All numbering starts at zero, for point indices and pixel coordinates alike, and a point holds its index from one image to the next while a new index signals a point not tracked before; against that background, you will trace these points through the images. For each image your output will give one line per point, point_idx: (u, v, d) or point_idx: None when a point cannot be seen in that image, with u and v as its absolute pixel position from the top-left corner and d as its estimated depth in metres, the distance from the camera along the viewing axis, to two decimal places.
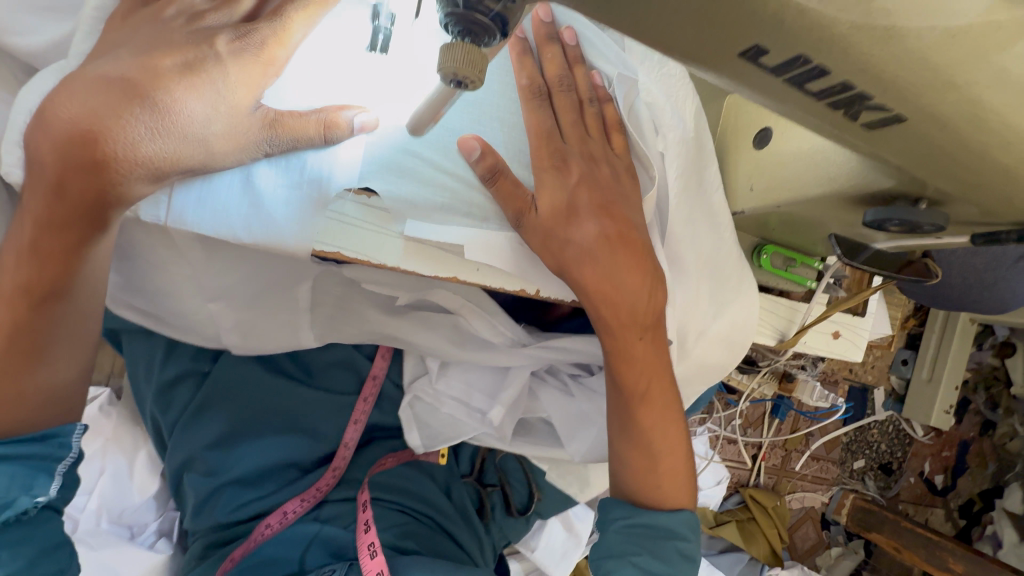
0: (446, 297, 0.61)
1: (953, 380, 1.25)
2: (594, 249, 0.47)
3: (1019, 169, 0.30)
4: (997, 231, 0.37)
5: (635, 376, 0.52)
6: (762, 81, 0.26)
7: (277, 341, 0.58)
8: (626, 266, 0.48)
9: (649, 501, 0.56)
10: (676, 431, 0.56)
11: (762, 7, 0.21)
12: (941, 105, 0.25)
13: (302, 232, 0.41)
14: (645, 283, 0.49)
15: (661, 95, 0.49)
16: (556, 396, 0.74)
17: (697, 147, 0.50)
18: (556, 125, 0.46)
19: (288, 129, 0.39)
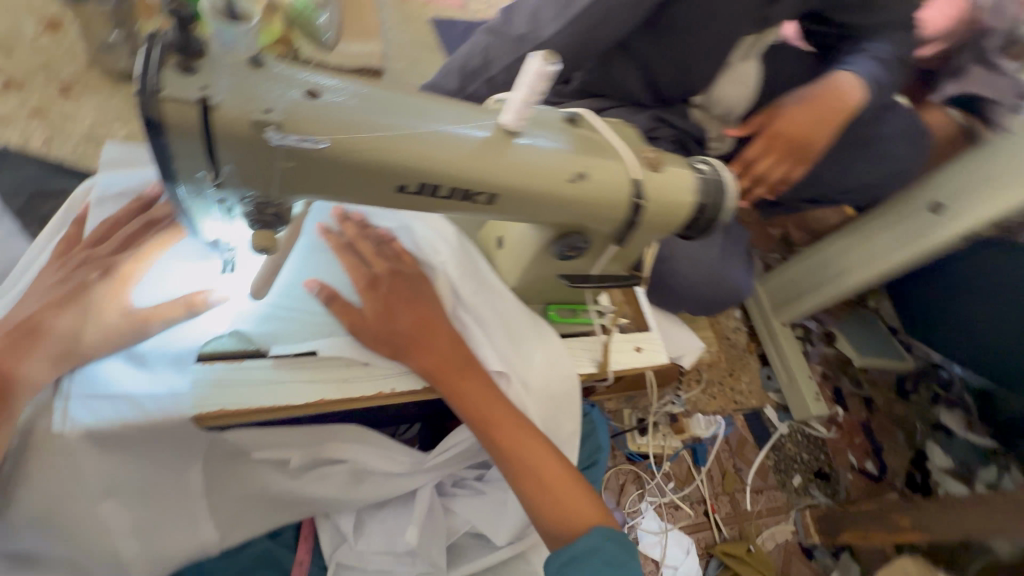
0: (340, 445, 0.73)
1: (803, 372, 1.52)
2: (409, 329, 0.64)
3: (579, 197, 0.57)
4: (620, 232, 0.65)
5: (489, 417, 0.64)
6: (418, 201, 0.51)
7: (177, 540, 0.61)
8: (429, 332, 0.65)
9: (546, 521, 0.63)
10: (542, 446, 0.66)
11: (384, 170, 0.46)
12: (504, 183, 0.52)
13: (182, 400, 0.55)
14: (453, 340, 0.66)
15: (429, 232, 0.75)
16: (471, 498, 0.81)
17: (465, 251, 0.75)
18: (362, 259, 0.67)
19: (158, 316, 0.56)
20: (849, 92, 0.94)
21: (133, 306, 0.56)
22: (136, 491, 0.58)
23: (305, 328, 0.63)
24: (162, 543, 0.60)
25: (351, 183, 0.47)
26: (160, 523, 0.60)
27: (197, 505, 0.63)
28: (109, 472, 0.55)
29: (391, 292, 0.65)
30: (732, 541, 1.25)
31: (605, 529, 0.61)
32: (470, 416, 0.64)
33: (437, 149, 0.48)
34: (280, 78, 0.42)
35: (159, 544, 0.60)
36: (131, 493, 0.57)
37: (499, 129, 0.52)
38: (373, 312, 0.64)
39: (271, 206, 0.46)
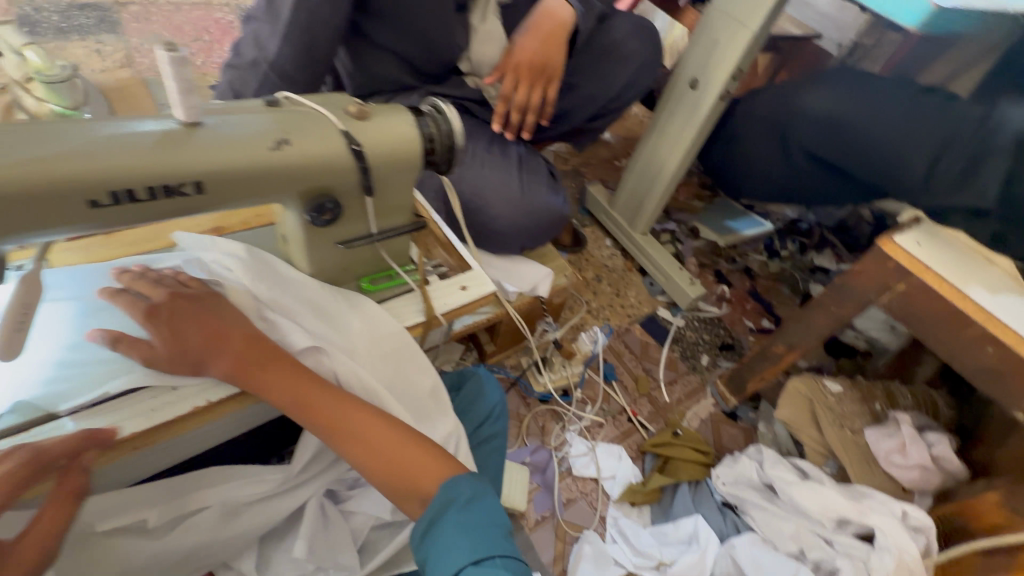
0: (210, 493, 0.73)
1: (674, 266, 1.65)
2: (197, 342, 0.65)
3: (293, 161, 0.63)
4: (363, 181, 0.71)
5: (312, 401, 0.68)
6: (123, 209, 0.55)
7: None
8: (216, 342, 0.66)
9: (381, 472, 0.66)
10: (368, 409, 0.69)
11: (61, 189, 0.50)
12: (203, 168, 0.57)
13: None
14: (249, 341, 0.68)
15: (216, 253, 0.77)
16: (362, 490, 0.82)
17: (255, 256, 0.77)
18: (139, 295, 0.66)
19: None
20: (559, 13, 1.07)
21: None
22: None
23: (98, 380, 0.65)
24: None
25: (32, 212, 0.50)
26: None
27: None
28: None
29: (172, 327, 0.65)
30: (657, 433, 1.30)
31: (451, 481, 0.64)
32: (288, 404, 0.67)
33: (109, 157, 0.52)
34: None
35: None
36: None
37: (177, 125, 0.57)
38: (174, 345, 0.65)
39: None
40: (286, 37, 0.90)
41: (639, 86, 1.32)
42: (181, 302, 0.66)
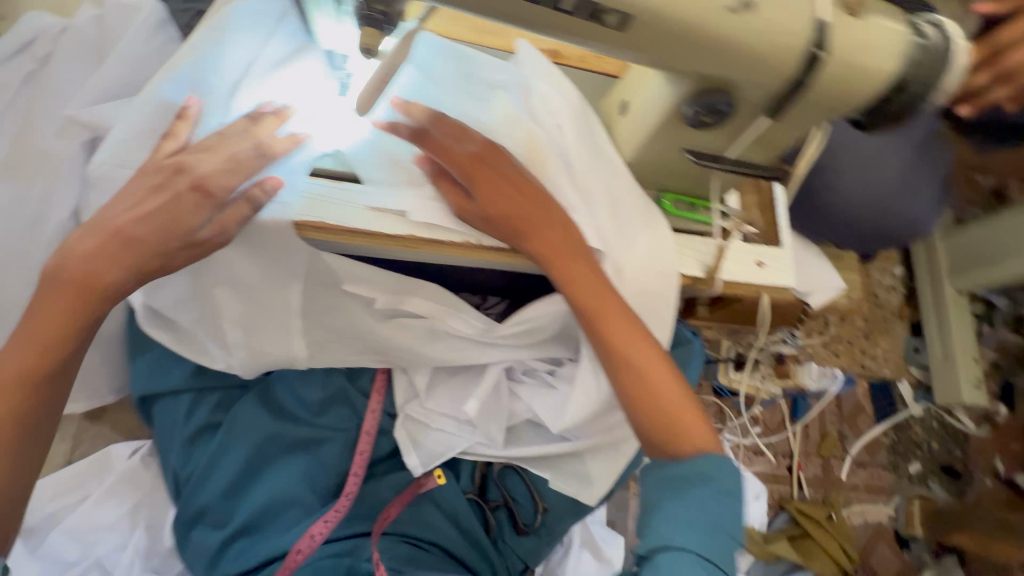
0: (421, 304, 0.74)
1: (968, 354, 1.22)
2: (514, 191, 0.59)
3: (736, 36, 0.46)
4: (778, 99, 0.52)
5: (602, 307, 0.59)
6: (538, 15, 0.44)
7: (272, 340, 0.71)
8: (528, 203, 0.59)
9: (645, 418, 0.56)
10: (652, 346, 0.59)
11: None
12: (642, 1, 0.43)
13: (288, 212, 0.58)
14: (560, 221, 0.61)
15: (547, 87, 0.67)
16: (536, 390, 0.83)
17: (584, 117, 0.67)
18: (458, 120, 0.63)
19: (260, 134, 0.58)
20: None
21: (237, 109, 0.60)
22: (239, 290, 0.67)
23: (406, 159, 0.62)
24: (262, 341, 0.71)
25: None
26: (262, 324, 0.70)
27: (292, 320, 0.71)
28: (227, 263, 0.65)
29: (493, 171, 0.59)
30: (810, 501, 1.13)
31: (711, 458, 0.52)
32: (576, 305, 0.60)
33: None
34: None
35: (258, 341, 0.71)
36: (244, 289, 0.67)
37: None
38: (497, 184, 0.59)
39: (382, 5, 0.44)
40: None
41: None
42: (495, 151, 0.60)
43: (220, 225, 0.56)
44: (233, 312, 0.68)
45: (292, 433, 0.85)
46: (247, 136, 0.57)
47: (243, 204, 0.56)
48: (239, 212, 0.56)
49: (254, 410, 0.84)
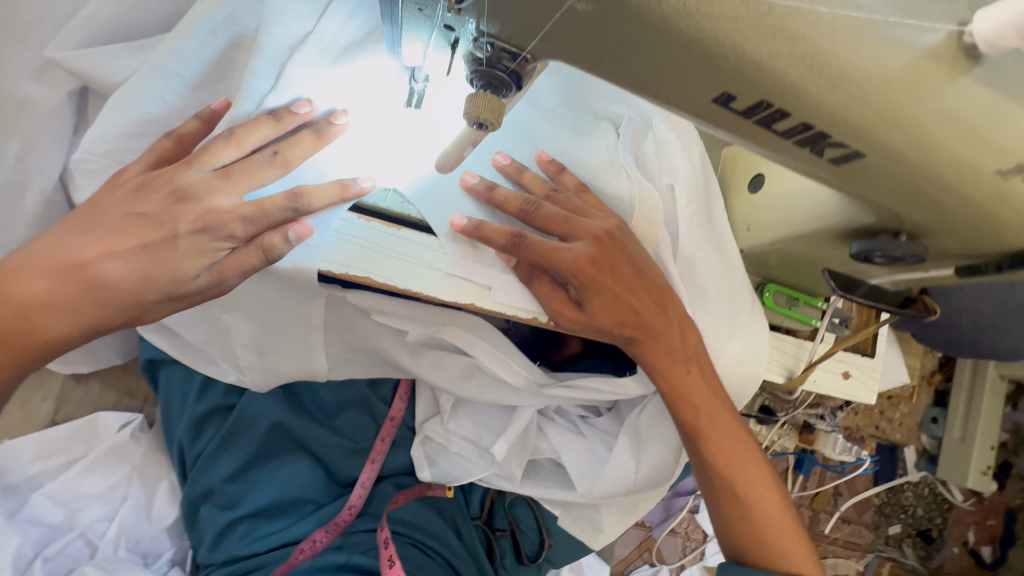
0: (460, 336, 0.57)
1: (986, 441, 1.19)
2: (631, 282, 0.51)
3: (988, 199, 0.33)
4: (978, 262, 0.40)
5: (707, 428, 0.55)
6: (736, 124, 0.30)
7: (292, 363, 0.59)
8: (644, 300, 0.52)
9: (744, 543, 0.55)
10: (754, 464, 0.57)
11: (726, 61, 0.26)
12: (895, 142, 0.29)
13: (330, 262, 0.46)
14: (678, 319, 0.54)
15: (671, 135, 0.54)
16: (568, 436, 0.74)
17: (705, 185, 0.55)
18: (556, 183, 0.53)
19: (293, 155, 0.44)
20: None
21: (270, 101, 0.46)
22: (256, 313, 0.55)
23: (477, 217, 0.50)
24: (279, 360, 0.59)
25: (652, 64, 0.27)
26: (280, 342, 0.57)
27: (312, 336, 0.57)
28: (239, 292, 0.53)
29: (616, 265, 0.51)
30: None
31: None
32: (681, 420, 0.55)
33: (834, 48, 0.25)
34: None
35: (274, 361, 0.59)
36: (267, 313, 0.55)
37: (950, 43, 0.27)
38: (618, 287, 0.51)
39: (515, 59, 0.30)
40: None
41: None
42: (607, 237, 0.51)
43: (218, 276, 0.44)
44: (247, 337, 0.56)
45: (304, 432, 0.76)
46: (273, 162, 0.44)
47: (253, 253, 0.44)
48: (246, 262, 0.44)
49: (259, 400, 0.75)
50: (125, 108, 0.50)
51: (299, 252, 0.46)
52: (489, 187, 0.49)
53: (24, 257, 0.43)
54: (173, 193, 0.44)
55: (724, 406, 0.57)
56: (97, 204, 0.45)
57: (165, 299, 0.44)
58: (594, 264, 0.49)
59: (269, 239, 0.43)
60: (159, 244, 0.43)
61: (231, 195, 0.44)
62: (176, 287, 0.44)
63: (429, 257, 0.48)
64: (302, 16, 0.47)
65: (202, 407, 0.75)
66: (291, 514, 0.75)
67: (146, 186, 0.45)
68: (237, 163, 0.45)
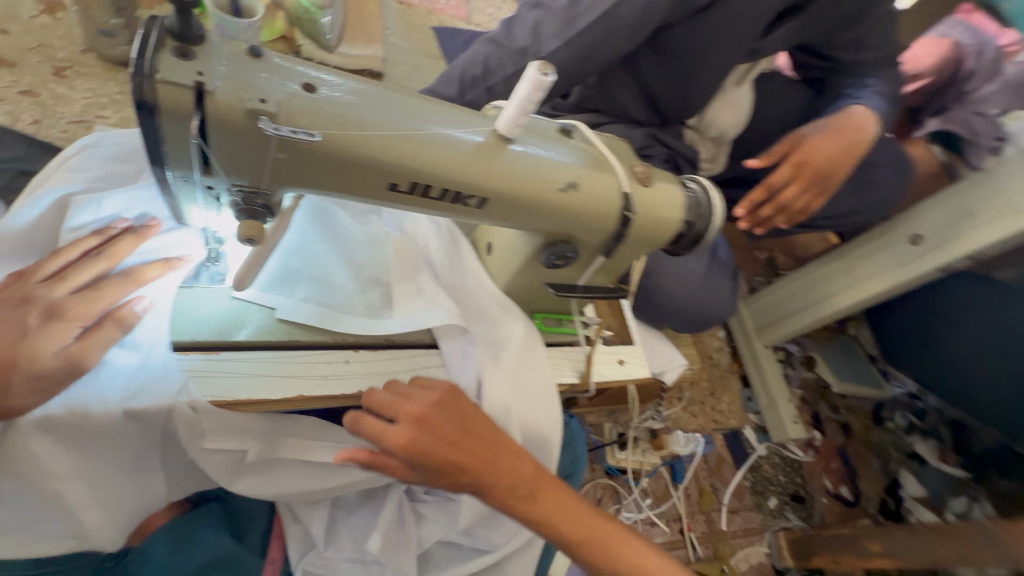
0: (305, 444, 0.63)
1: (783, 395, 1.52)
2: (409, 396, 0.62)
3: (570, 207, 0.59)
4: (607, 245, 0.66)
5: (529, 508, 0.64)
6: (410, 199, 0.51)
7: (132, 502, 0.57)
8: (428, 403, 0.61)
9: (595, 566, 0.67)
10: (577, 508, 0.68)
11: (377, 165, 0.46)
12: (496, 186, 0.53)
13: (164, 390, 0.53)
14: (463, 412, 0.63)
15: (424, 223, 0.78)
16: (441, 510, 0.83)
17: (452, 243, 0.78)
18: (350, 266, 0.70)
19: (118, 252, 0.55)
20: (863, 124, 0.98)
21: (93, 225, 0.57)
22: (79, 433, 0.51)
23: (290, 288, 0.65)
24: (118, 495, 0.56)
25: (342, 176, 0.47)
26: (115, 469, 0.55)
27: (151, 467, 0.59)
28: (56, 445, 0.50)
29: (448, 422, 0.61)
30: (705, 560, 1.24)
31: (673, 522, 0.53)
32: (506, 506, 0.64)
33: (432, 150, 0.48)
34: (262, 67, 0.41)
35: (107, 495, 0.55)
36: (98, 461, 0.53)
37: (493, 135, 0.53)
38: (451, 434, 0.60)
39: (261, 196, 0.47)
40: (568, 42, 0.87)
41: (863, 215, 1.20)
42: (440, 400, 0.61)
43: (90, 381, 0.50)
44: (65, 464, 0.51)
45: None
46: (100, 258, 0.54)
47: (109, 328, 0.51)
48: (103, 339, 0.51)
49: None
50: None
51: (137, 376, 0.52)
52: (296, 261, 0.67)
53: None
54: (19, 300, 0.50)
55: (596, 510, 0.70)
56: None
57: (27, 382, 0.47)
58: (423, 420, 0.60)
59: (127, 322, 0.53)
60: (11, 337, 0.47)
61: (66, 290, 0.51)
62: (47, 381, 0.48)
63: (251, 367, 0.58)
64: (100, 169, 0.61)
65: None
66: None
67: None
68: (65, 269, 0.53)
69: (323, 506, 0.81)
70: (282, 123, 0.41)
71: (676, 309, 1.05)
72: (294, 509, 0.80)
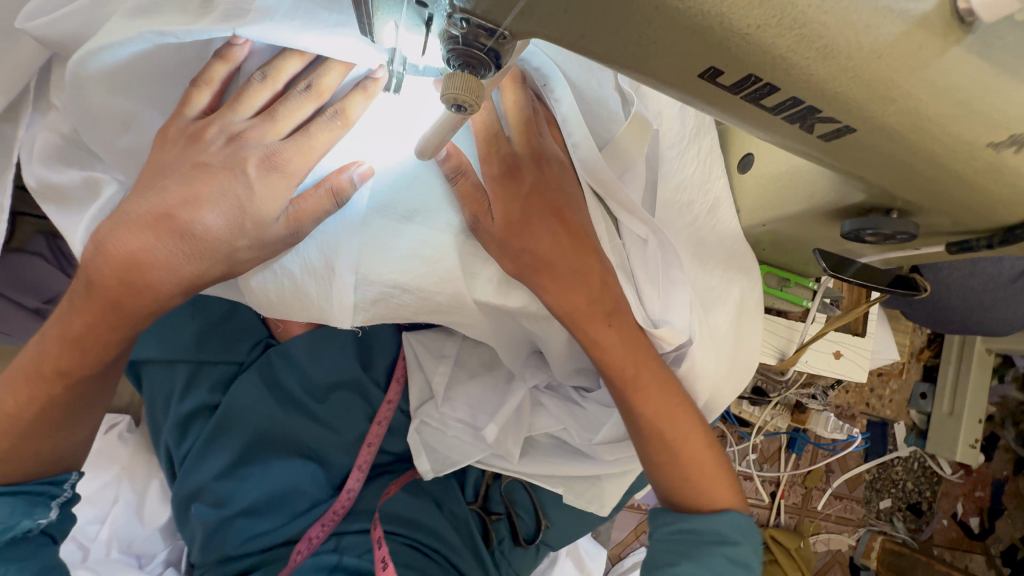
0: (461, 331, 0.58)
1: (974, 413, 1.21)
2: (560, 179, 0.50)
3: (972, 175, 0.32)
4: (969, 239, 0.39)
5: (611, 343, 0.52)
6: (723, 100, 0.29)
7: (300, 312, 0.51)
8: (542, 208, 0.49)
9: (690, 505, 0.56)
10: (677, 406, 0.55)
11: (713, 34, 0.25)
12: (884, 117, 0.29)
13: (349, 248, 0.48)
14: (569, 214, 0.50)
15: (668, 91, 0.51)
16: (561, 408, 0.73)
17: (693, 138, 0.52)
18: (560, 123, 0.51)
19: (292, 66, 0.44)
20: None
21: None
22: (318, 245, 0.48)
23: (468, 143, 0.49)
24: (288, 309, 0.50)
25: (636, 38, 0.26)
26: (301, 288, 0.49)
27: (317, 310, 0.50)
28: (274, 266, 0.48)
29: (536, 186, 0.49)
30: (783, 528, 1.17)
31: (721, 514, 0.55)
32: (600, 299, 0.51)
33: (816, 22, 0.24)
34: None
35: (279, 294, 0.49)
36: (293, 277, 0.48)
37: (945, 9, 0.26)
38: (551, 199, 0.49)
39: (493, 37, 0.28)
40: None
41: None
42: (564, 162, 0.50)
43: (296, 222, 0.45)
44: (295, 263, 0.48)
45: (292, 425, 0.76)
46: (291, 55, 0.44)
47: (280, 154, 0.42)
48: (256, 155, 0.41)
49: (245, 391, 0.75)
50: (139, 15, 0.42)
51: (353, 207, 0.47)
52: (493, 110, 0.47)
53: (113, 220, 0.44)
54: (230, 141, 0.44)
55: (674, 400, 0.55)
56: (162, 161, 0.45)
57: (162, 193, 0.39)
58: (528, 219, 0.48)
59: (338, 179, 0.45)
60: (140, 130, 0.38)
61: (247, 113, 0.45)
62: (245, 197, 0.44)
63: (439, 227, 0.48)
64: None
65: (193, 400, 0.75)
66: (285, 505, 0.76)
67: (204, 135, 0.45)
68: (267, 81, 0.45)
69: (446, 364, 0.75)
70: None
71: (939, 299, 0.73)
72: (413, 351, 0.76)
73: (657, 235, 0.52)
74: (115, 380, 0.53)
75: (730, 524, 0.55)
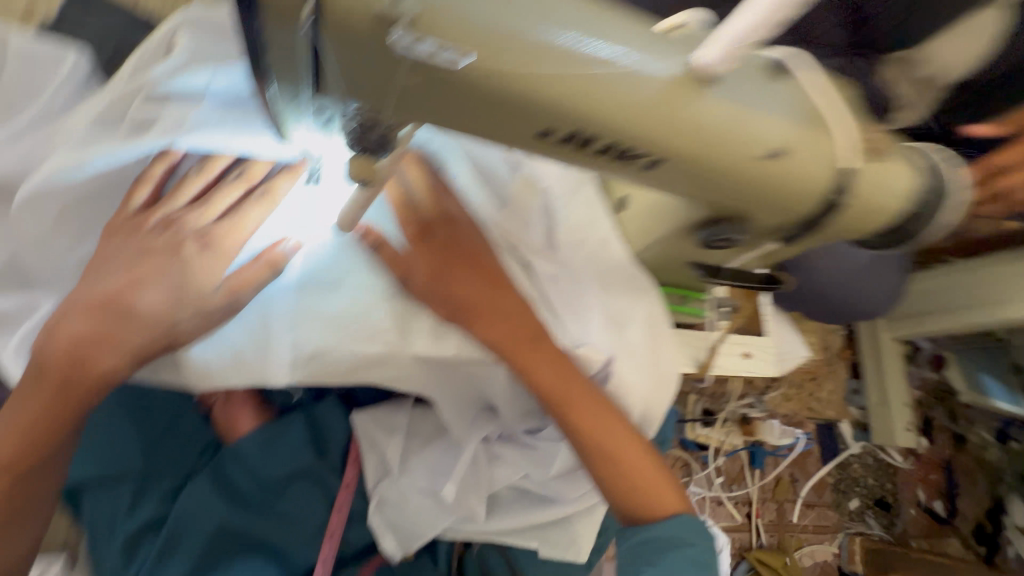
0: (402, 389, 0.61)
1: (901, 398, 1.32)
2: (471, 233, 0.57)
3: (762, 179, 0.43)
4: (790, 231, 0.50)
5: (540, 371, 0.56)
6: (563, 150, 0.38)
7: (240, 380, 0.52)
8: (458, 258, 0.55)
9: (641, 517, 0.59)
10: (614, 421, 0.59)
11: (534, 104, 0.34)
12: (678, 146, 0.39)
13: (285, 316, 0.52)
14: (485, 260, 0.57)
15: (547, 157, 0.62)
16: (516, 453, 0.74)
17: (576, 189, 0.62)
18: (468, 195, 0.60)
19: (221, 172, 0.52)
20: None
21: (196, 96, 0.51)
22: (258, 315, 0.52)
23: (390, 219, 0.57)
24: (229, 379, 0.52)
25: (482, 115, 0.35)
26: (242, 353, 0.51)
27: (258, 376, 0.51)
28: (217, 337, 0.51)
29: (449, 241, 0.56)
30: (767, 549, 1.18)
31: (675, 518, 0.59)
32: (522, 332, 0.56)
33: (603, 90, 0.35)
34: None
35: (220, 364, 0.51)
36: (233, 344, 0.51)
37: (689, 70, 0.37)
38: (464, 249, 0.56)
39: (379, 127, 0.36)
40: None
41: None
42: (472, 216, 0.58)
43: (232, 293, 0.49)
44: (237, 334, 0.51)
45: (249, 526, 0.73)
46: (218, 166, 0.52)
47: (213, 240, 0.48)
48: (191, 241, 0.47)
49: (196, 496, 0.72)
50: (88, 146, 0.50)
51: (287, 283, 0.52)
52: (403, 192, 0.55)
53: (65, 305, 0.50)
54: (168, 227, 0.50)
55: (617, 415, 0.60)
56: (106, 254, 0.50)
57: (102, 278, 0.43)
58: (449, 270, 0.55)
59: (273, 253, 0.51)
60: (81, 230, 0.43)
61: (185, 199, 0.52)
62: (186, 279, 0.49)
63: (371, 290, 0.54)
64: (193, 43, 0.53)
65: (139, 518, 0.71)
66: None
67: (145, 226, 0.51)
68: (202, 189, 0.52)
69: (398, 434, 0.75)
70: (412, 31, 0.29)
71: (821, 294, 0.85)
72: (366, 429, 0.76)
73: (564, 273, 0.61)
74: (49, 474, 0.53)
75: (684, 528, 0.59)
